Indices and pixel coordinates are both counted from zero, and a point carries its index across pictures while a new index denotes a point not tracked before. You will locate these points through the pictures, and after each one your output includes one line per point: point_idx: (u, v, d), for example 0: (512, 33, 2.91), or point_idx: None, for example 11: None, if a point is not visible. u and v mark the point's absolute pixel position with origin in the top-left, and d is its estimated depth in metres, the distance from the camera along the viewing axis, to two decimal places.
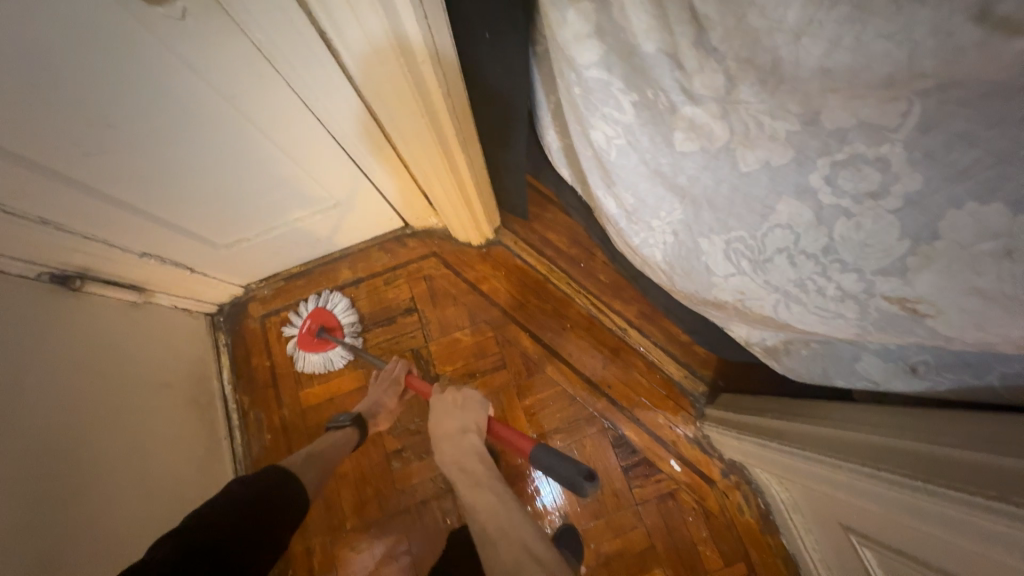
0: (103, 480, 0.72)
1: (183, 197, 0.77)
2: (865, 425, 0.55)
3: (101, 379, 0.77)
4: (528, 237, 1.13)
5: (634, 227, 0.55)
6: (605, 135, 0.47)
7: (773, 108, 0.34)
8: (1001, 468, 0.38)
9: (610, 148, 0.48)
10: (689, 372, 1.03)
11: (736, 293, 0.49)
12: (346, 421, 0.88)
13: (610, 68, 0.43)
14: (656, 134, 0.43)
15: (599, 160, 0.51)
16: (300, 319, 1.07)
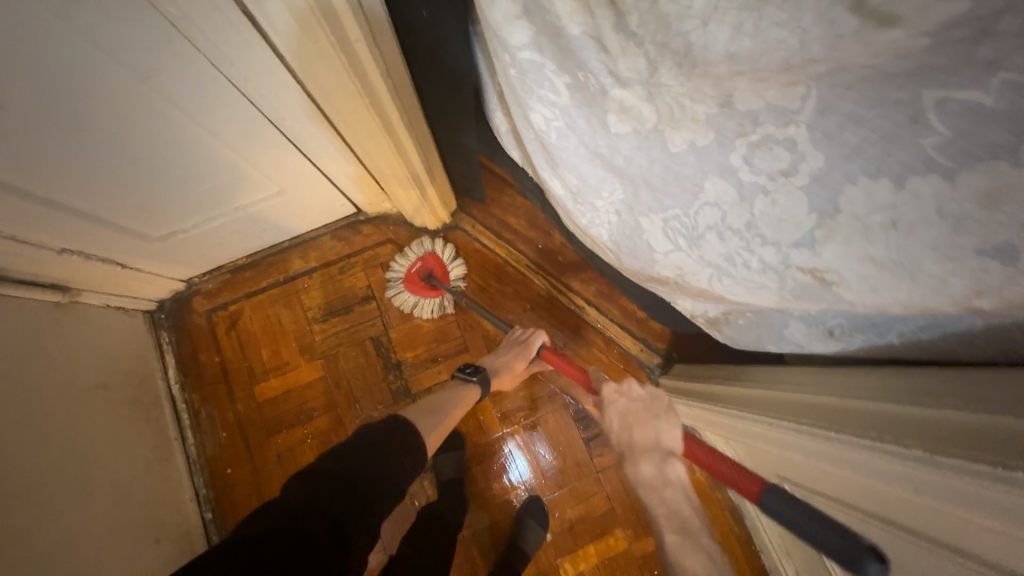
0: (46, 487, 0.68)
1: (105, 187, 0.71)
2: (794, 385, 0.60)
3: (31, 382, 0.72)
4: (486, 220, 1.13)
5: (579, 208, 0.57)
6: (544, 118, 0.48)
7: (691, 92, 0.37)
8: (893, 416, 0.42)
9: (550, 130, 0.48)
10: (645, 346, 1.08)
11: (674, 268, 0.52)
12: (472, 377, 0.91)
13: (541, 50, 0.43)
14: (592, 117, 0.44)
15: (542, 143, 0.52)
16: (411, 260, 1.06)
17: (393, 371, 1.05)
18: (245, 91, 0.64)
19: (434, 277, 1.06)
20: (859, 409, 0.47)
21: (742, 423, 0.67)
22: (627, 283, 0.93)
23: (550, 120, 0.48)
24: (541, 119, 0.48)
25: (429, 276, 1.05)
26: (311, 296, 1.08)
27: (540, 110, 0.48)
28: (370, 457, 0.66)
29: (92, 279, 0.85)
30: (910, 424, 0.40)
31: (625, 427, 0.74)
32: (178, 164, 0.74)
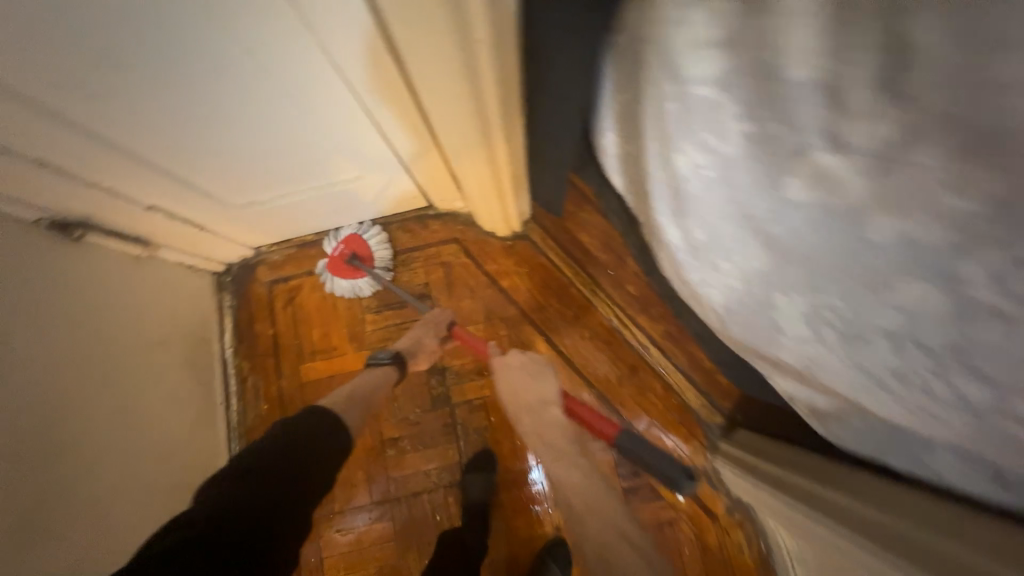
0: (94, 445, 0.70)
1: (196, 152, 0.71)
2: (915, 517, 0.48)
3: (99, 339, 0.74)
4: (558, 235, 1.06)
5: (695, 264, 0.48)
6: (692, 165, 0.40)
7: (951, 178, 0.26)
8: None
9: (695, 178, 0.40)
10: (710, 403, 0.97)
11: (806, 359, 0.43)
12: (386, 358, 0.91)
13: (726, 88, 0.35)
14: (761, 175, 0.35)
15: (673, 187, 0.44)
16: (333, 243, 1.03)
17: (436, 375, 1.01)
18: (342, 76, 0.60)
19: (359, 260, 1.01)
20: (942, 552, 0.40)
21: (799, 516, 0.59)
22: (706, 335, 0.83)
23: (700, 167, 0.40)
24: (686, 164, 0.41)
25: (353, 259, 1.01)
26: (369, 284, 1.06)
27: (689, 153, 0.40)
28: (278, 447, 0.65)
29: (172, 237, 0.87)
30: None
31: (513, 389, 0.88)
32: (266, 139, 0.72)
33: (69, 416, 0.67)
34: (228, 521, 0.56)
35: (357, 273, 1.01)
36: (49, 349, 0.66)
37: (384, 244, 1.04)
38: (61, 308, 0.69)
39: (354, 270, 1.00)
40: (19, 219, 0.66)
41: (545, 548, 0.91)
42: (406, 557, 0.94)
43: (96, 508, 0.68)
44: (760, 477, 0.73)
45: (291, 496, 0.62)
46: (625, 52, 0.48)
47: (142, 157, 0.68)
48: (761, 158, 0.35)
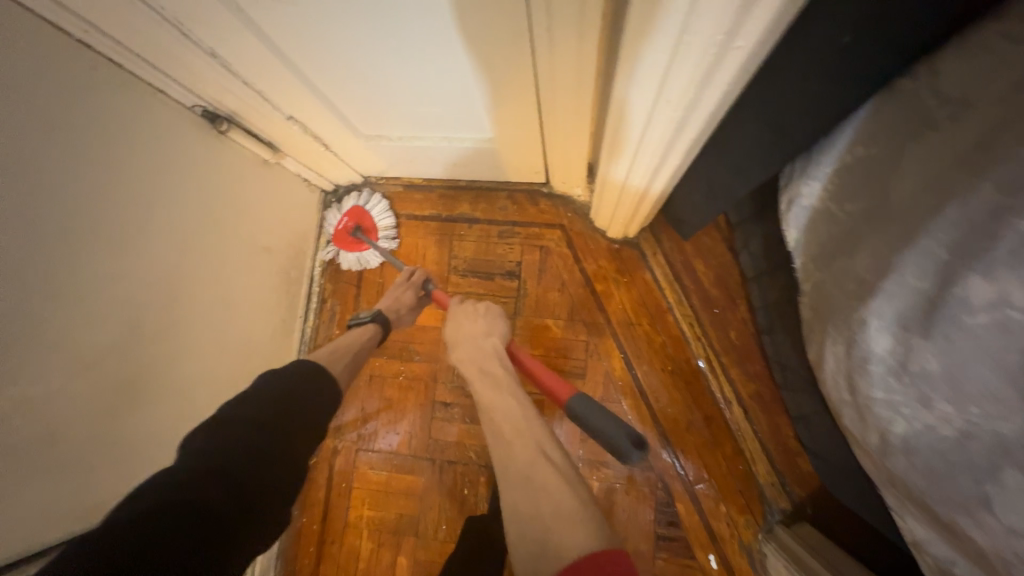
0: (192, 337, 0.74)
1: (348, 75, 0.68)
2: None
3: (217, 239, 0.77)
4: (671, 253, 0.96)
5: (889, 386, 0.39)
6: (994, 296, 0.31)
7: None
8: None
9: (986, 310, 0.31)
10: (778, 482, 0.87)
11: (1007, 549, 0.34)
12: (366, 318, 0.83)
13: None
14: None
15: (931, 301, 0.34)
16: (336, 216, 1.02)
17: None
18: (531, 36, 0.54)
19: (363, 232, 1.01)
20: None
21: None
22: (815, 424, 0.73)
23: (1007, 302, 0.30)
24: (988, 294, 0.31)
25: (357, 231, 1.01)
26: (462, 245, 1.04)
27: (1000, 283, 0.31)
28: (283, 397, 0.62)
29: (299, 148, 0.87)
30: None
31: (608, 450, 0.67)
32: (418, 80, 0.68)
33: (178, 307, 0.71)
34: (205, 485, 0.50)
35: (361, 245, 1.01)
36: (172, 241, 0.68)
37: (386, 213, 1.02)
38: (195, 205, 0.71)
39: (361, 244, 1.01)
40: (178, 101, 0.67)
41: None
42: (426, 517, 0.97)
43: (186, 394, 0.74)
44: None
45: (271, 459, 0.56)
46: (907, 101, 0.38)
47: (297, 67, 0.67)
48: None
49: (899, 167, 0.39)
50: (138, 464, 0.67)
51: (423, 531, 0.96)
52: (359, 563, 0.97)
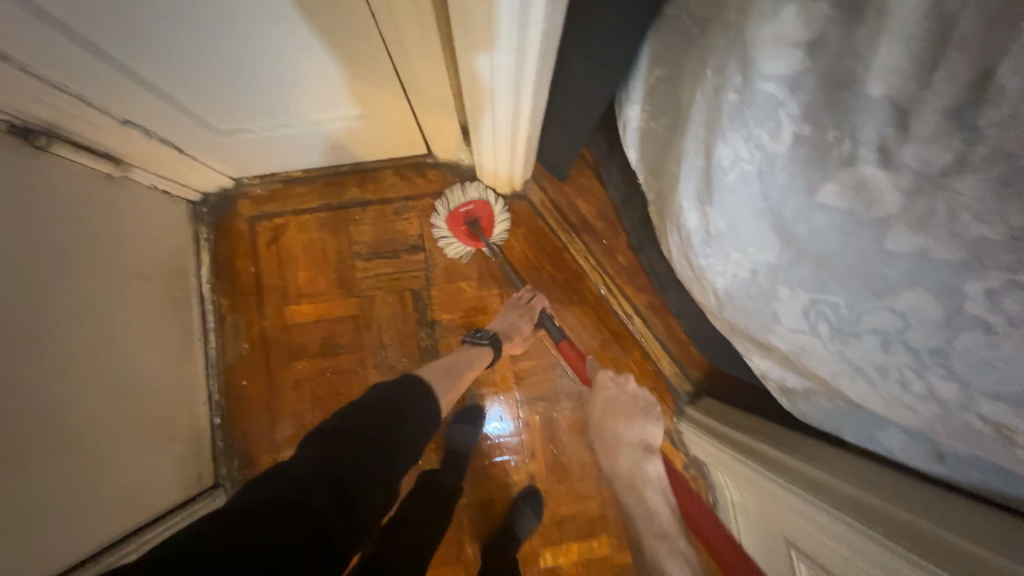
0: (69, 381, 0.67)
1: (185, 66, 0.64)
2: (853, 476, 0.58)
3: (70, 272, 0.69)
4: (557, 199, 1.06)
5: (704, 250, 0.50)
6: (734, 155, 0.41)
7: (986, 211, 0.29)
8: (962, 549, 0.42)
9: (732, 169, 0.41)
10: (680, 370, 1.04)
11: (795, 345, 0.47)
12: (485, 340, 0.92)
13: (794, 89, 0.36)
14: (800, 177, 0.37)
15: (706, 174, 0.45)
16: (463, 200, 1.01)
17: (427, 327, 1.03)
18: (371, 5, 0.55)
19: (479, 224, 1.01)
20: (862, 499, 0.53)
21: (751, 468, 0.72)
22: (689, 314, 0.88)
23: (741, 158, 0.40)
24: (730, 155, 0.41)
25: (474, 224, 1.01)
26: (361, 230, 1.03)
27: (736, 144, 0.40)
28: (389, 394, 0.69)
29: (148, 157, 0.80)
30: (925, 543, 0.44)
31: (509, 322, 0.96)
32: (268, 61, 0.66)
33: (44, 350, 0.64)
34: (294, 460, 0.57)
35: (474, 237, 1.02)
36: (9, 279, 0.60)
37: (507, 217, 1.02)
38: (32, 236, 0.63)
39: (476, 235, 1.01)
40: None
41: (519, 496, 1.00)
42: (387, 496, 1.00)
43: (79, 443, 0.67)
44: (721, 438, 0.86)
45: (412, 422, 0.68)
46: (673, 26, 0.48)
47: (119, 61, 0.61)
48: (814, 162, 0.36)
49: (679, 80, 0.49)
50: (46, 532, 0.61)
51: None
52: None
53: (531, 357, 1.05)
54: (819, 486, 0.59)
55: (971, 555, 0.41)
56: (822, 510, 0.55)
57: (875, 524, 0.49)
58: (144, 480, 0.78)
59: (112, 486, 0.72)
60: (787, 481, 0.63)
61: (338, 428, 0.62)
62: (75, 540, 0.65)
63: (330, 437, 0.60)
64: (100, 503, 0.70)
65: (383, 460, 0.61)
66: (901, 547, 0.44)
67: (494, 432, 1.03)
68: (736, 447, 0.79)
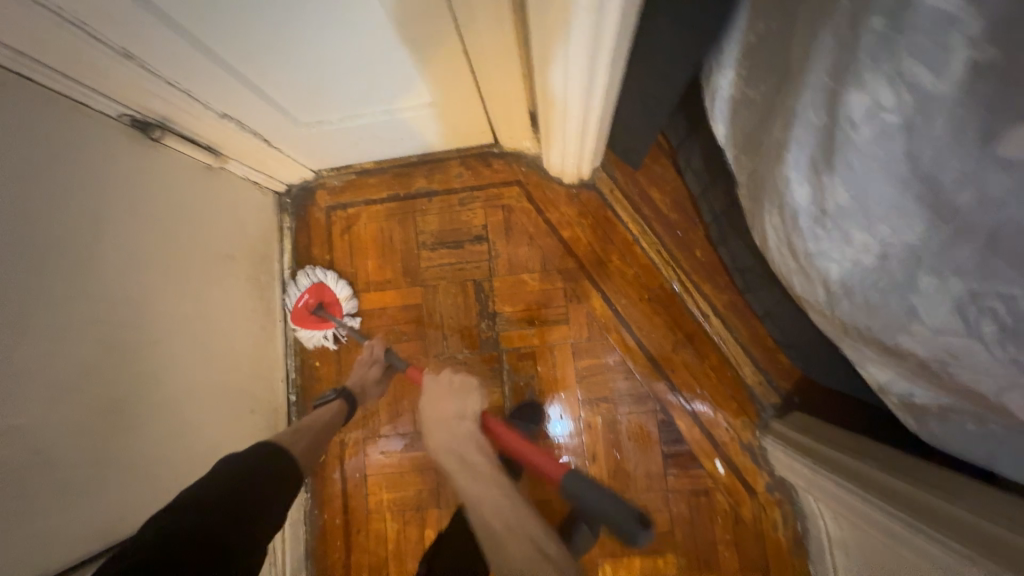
0: (171, 351, 0.74)
1: (273, 61, 0.68)
2: (1001, 514, 0.47)
3: (177, 252, 0.77)
4: (627, 188, 0.99)
5: (816, 233, 0.42)
6: (869, 104, 0.33)
7: None
8: None
9: (865, 123, 0.34)
10: (765, 379, 0.93)
11: (940, 350, 0.38)
12: (334, 395, 0.88)
13: (976, 2, 0.27)
14: (968, 125, 0.29)
15: (826, 135, 0.37)
16: (296, 293, 1.01)
17: (487, 318, 1.01)
18: None
19: (325, 308, 1.02)
20: (993, 535, 0.45)
21: (857, 496, 0.62)
22: (779, 315, 0.77)
23: (880, 107, 0.33)
24: (864, 107, 0.33)
25: (318, 309, 1.01)
26: (426, 220, 1.05)
27: (874, 91, 0.33)
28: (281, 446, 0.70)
29: (240, 149, 0.86)
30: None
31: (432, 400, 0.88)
32: (343, 53, 0.68)
33: (152, 321, 0.71)
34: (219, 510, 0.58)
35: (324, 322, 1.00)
36: (127, 257, 0.67)
37: (343, 283, 1.03)
38: (146, 220, 0.71)
39: (323, 320, 1.00)
40: (102, 113, 0.66)
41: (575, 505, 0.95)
42: (443, 485, 0.99)
43: (176, 406, 0.74)
44: (811, 458, 0.75)
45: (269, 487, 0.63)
46: None
47: (219, 57, 0.66)
48: (990, 104, 0.28)
49: (785, 29, 0.42)
50: (139, 484, 0.68)
51: (445, 500, 0.99)
52: (388, 545, 0.99)
53: (594, 354, 0.99)
54: (938, 517, 0.51)
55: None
56: (944, 545, 0.47)
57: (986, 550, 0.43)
58: (228, 447, 0.85)
59: (201, 448, 0.79)
60: (902, 512, 0.54)
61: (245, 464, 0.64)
62: (172, 494, 0.73)
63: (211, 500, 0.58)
64: (194, 464, 0.77)
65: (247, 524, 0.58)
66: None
67: (553, 432, 0.99)
68: (832, 470, 0.69)
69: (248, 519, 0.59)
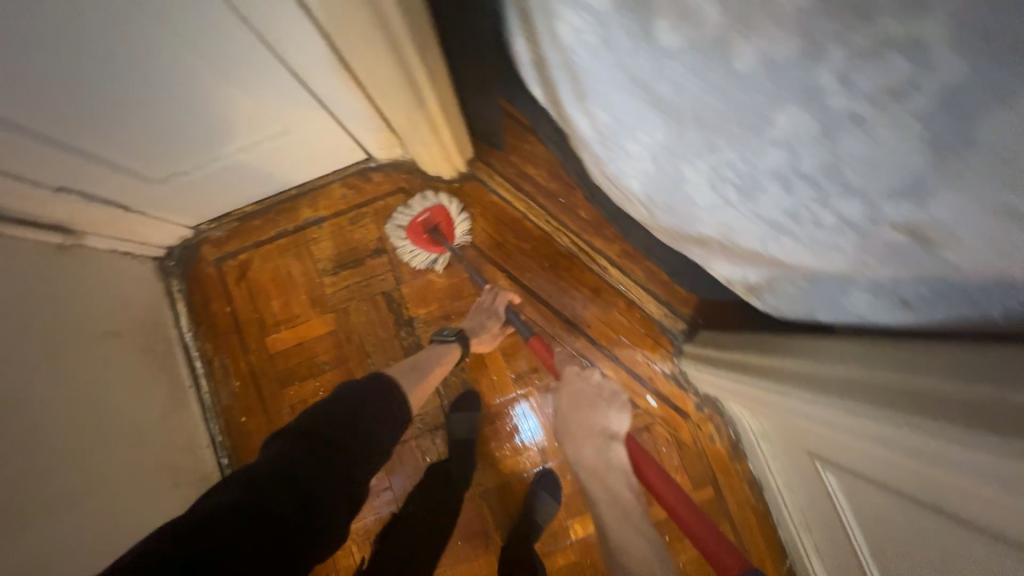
0: (55, 436, 0.68)
1: (105, 120, 0.66)
2: (844, 359, 0.53)
3: (43, 333, 0.72)
4: (504, 170, 1.04)
5: (608, 152, 0.48)
6: (574, 30, 0.39)
7: None
8: (961, 400, 0.38)
9: (580, 46, 0.39)
10: (669, 311, 1.00)
11: (720, 224, 0.44)
12: (449, 335, 0.91)
13: None
14: (633, 26, 0.33)
15: (571, 68, 0.43)
16: (420, 208, 1.00)
17: (405, 325, 1.02)
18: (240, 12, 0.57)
19: (441, 232, 1.00)
20: (856, 382, 0.50)
21: (754, 386, 0.68)
22: (655, 247, 0.85)
23: (581, 32, 0.38)
24: (572, 33, 0.39)
25: (434, 230, 0.99)
26: (321, 247, 1.04)
27: (570, 18, 0.38)
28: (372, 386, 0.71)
29: (95, 221, 0.83)
30: (922, 399, 0.42)
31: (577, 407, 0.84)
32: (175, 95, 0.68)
33: (27, 407, 0.65)
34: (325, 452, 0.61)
35: (435, 245, 1.00)
36: None
37: (463, 217, 1.01)
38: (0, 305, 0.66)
39: (435, 242, 1.00)
40: None
41: (533, 480, 0.98)
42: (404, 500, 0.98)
43: (73, 497, 0.68)
44: (720, 366, 0.82)
45: (369, 425, 0.66)
46: None
47: (34, 131, 0.62)
48: (628, 8, 0.32)
49: None
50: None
51: None
52: None
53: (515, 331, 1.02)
54: (815, 380, 0.56)
55: (960, 399, 0.38)
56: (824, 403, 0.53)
57: (858, 397, 0.49)
58: (151, 527, 0.78)
59: (115, 536, 0.72)
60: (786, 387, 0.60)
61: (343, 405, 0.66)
62: None
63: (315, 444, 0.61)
64: (111, 549, 0.70)
65: (341, 465, 0.61)
66: (906, 416, 0.42)
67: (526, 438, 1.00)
68: (736, 370, 0.75)
69: (339, 473, 0.60)
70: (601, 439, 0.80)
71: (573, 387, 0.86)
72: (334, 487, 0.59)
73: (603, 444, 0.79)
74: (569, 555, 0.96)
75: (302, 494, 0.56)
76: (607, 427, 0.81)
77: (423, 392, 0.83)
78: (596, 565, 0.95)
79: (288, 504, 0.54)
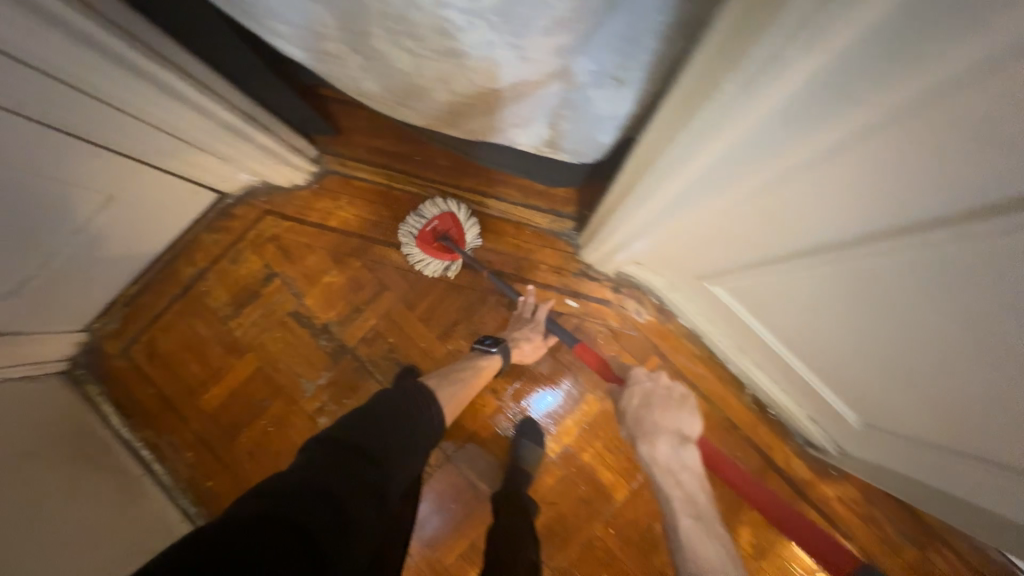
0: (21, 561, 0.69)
1: None
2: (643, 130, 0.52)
3: None
4: (352, 153, 1.05)
5: (337, 65, 0.54)
6: None
7: None
8: (714, 65, 0.36)
9: None
10: (555, 216, 1.01)
11: (440, 77, 0.50)
12: (491, 345, 0.92)
13: None
14: None
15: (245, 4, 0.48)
16: (427, 216, 0.97)
17: (322, 333, 1.03)
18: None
19: (449, 239, 0.97)
20: (653, 149, 0.49)
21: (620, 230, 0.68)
22: (499, 157, 0.85)
23: None
24: None
25: (444, 238, 0.97)
26: (213, 296, 1.04)
27: None
28: (397, 401, 0.70)
29: None
30: (706, 89, 0.38)
31: (645, 406, 0.79)
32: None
33: None
34: (353, 458, 0.59)
35: (447, 252, 0.97)
36: None
37: (473, 221, 0.98)
38: None
39: (445, 249, 0.97)
40: None
41: (516, 433, 0.99)
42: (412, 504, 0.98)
43: None
44: (594, 236, 0.83)
45: (397, 427, 0.66)
46: None
47: None
48: None
49: None
50: None
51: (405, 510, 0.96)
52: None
53: (426, 294, 1.03)
54: (639, 171, 0.54)
55: (717, 58, 0.36)
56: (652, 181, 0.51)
57: (662, 147, 0.47)
58: None
59: None
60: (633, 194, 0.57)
61: (364, 413, 0.66)
62: None
63: (346, 448, 0.59)
64: None
65: (364, 470, 0.58)
66: (711, 111, 0.38)
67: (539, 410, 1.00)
68: (603, 229, 0.76)
69: (370, 485, 0.57)
70: (675, 440, 0.75)
71: (643, 389, 0.80)
72: (363, 496, 0.56)
73: (677, 447, 0.74)
74: (555, 472, 0.98)
75: (335, 507, 0.52)
76: (679, 429, 0.76)
77: (460, 404, 0.85)
78: (582, 470, 0.98)
79: (323, 510, 0.51)
